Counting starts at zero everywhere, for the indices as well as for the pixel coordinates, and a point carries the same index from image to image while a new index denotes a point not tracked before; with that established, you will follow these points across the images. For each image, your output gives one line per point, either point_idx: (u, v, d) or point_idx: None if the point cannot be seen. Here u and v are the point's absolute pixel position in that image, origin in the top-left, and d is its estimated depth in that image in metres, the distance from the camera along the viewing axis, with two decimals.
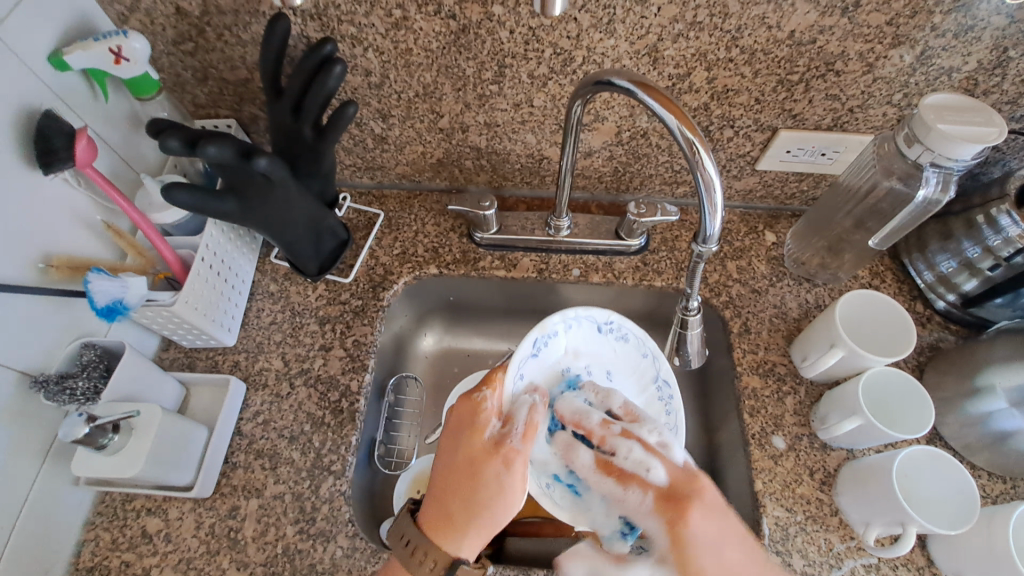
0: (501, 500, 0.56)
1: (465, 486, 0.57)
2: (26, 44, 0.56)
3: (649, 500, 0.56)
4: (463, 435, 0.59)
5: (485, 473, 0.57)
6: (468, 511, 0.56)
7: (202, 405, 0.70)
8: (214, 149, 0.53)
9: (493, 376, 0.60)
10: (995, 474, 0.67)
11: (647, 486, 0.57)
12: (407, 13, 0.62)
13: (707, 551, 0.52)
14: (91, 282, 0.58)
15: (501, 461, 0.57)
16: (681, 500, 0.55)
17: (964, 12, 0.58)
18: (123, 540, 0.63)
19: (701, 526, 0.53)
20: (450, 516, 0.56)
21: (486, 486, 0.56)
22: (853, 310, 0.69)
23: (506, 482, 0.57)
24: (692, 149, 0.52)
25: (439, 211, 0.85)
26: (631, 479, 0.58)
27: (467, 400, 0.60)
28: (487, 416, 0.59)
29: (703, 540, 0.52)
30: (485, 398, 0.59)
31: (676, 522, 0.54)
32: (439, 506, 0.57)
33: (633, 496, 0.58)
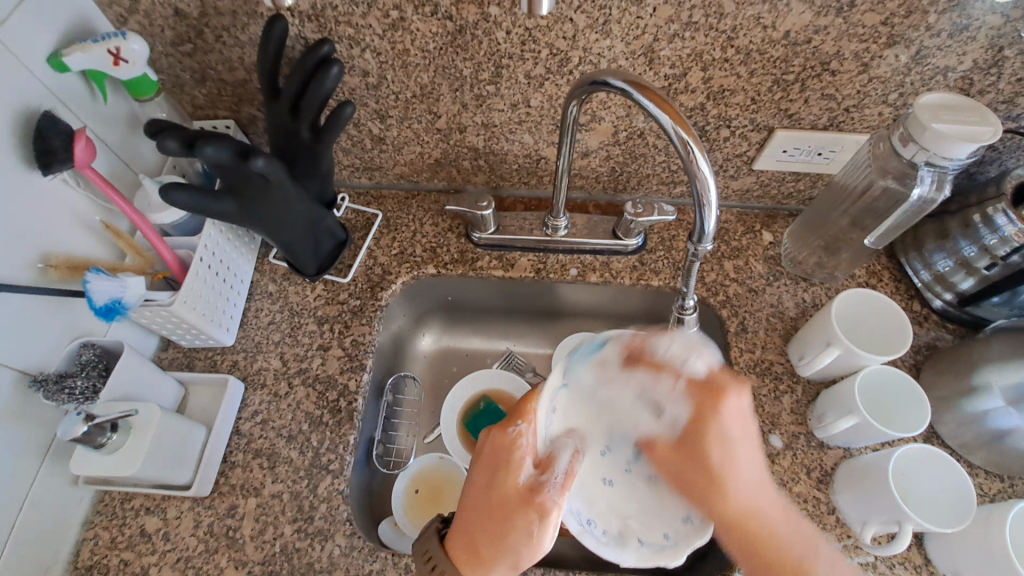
0: (530, 551, 0.50)
1: (493, 527, 0.51)
2: (25, 46, 0.56)
3: (682, 382, 0.56)
4: (496, 471, 0.53)
5: (515, 518, 0.50)
6: (493, 552, 0.51)
7: (201, 404, 0.70)
8: (211, 149, 0.53)
9: (527, 408, 0.53)
10: (992, 473, 0.67)
11: (681, 372, 0.56)
12: (404, 15, 0.62)
13: (724, 447, 0.55)
14: (89, 282, 0.58)
15: (534, 511, 0.50)
16: (714, 392, 0.55)
17: (958, 12, 0.58)
18: (122, 539, 0.64)
19: (730, 416, 0.55)
20: (475, 554, 0.51)
21: (515, 533, 0.50)
22: (849, 309, 0.70)
23: (537, 536, 0.50)
24: (686, 149, 0.52)
25: (438, 211, 0.86)
26: (665, 367, 0.56)
27: (501, 432, 0.53)
28: (522, 454, 0.52)
29: (730, 431, 0.55)
30: (520, 434, 0.53)
31: (708, 407, 0.55)
32: (465, 538, 0.52)
33: (664, 381, 0.56)
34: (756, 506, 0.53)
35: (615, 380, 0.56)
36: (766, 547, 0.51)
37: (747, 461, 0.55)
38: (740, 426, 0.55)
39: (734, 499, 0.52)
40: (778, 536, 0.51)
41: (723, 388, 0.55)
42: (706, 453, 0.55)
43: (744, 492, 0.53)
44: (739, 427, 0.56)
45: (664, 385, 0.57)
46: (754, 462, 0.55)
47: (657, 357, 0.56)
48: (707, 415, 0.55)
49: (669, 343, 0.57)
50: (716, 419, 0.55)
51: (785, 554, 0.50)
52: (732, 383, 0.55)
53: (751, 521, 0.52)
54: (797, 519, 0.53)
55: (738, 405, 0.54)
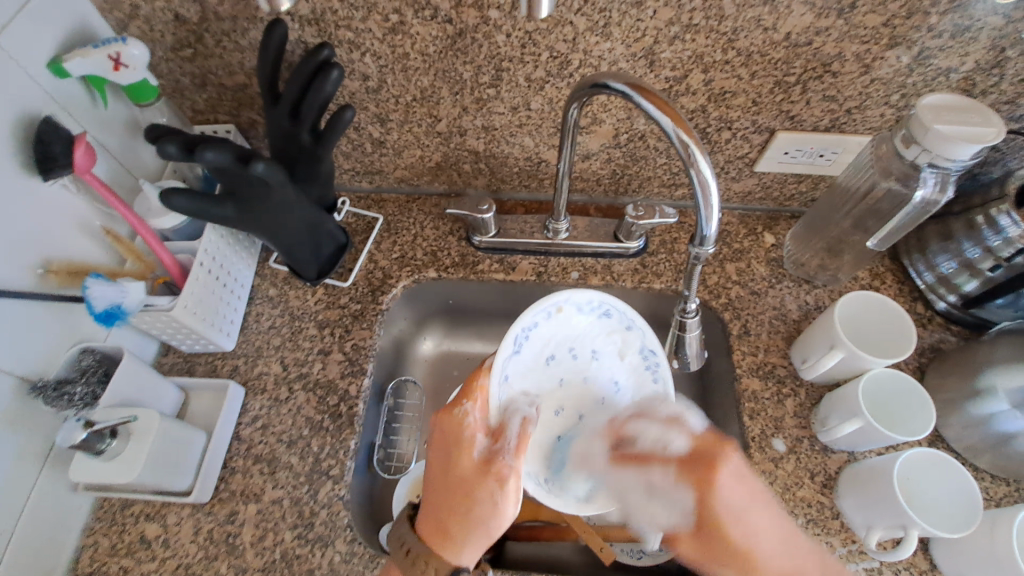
0: (498, 519, 0.56)
1: (457, 504, 0.56)
2: (25, 50, 0.56)
3: (671, 471, 0.59)
4: (451, 452, 0.59)
5: (476, 492, 0.57)
6: (464, 528, 0.56)
7: (201, 410, 0.70)
8: (212, 154, 0.53)
9: (473, 388, 0.59)
10: (999, 476, 0.66)
11: (666, 459, 0.60)
12: (404, 18, 0.62)
13: (736, 517, 0.57)
14: (89, 289, 0.58)
15: (495, 481, 0.57)
16: (706, 463, 0.57)
17: (960, 13, 0.58)
18: (122, 546, 0.63)
19: (729, 490, 0.57)
20: (445, 532, 0.55)
21: (479, 506, 0.56)
22: (853, 312, 0.69)
23: (500, 503, 0.56)
24: (688, 152, 0.52)
25: (438, 214, 0.86)
26: (653, 459, 0.60)
27: (449, 416, 0.59)
28: (474, 432, 0.58)
29: (736, 506, 0.57)
30: (467, 413, 0.58)
31: (707, 483, 0.57)
32: (434, 520, 0.57)
33: (654, 472, 0.60)
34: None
35: (608, 478, 0.63)
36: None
37: (764, 527, 0.57)
38: (748, 494, 0.57)
39: (764, 564, 0.56)
40: (806, 573, 0.55)
41: (714, 456, 0.57)
42: (728, 536, 0.57)
43: (764, 557, 0.56)
44: (743, 496, 0.57)
45: (658, 475, 0.60)
46: (773, 526, 0.57)
47: (638, 453, 0.62)
48: (704, 492, 0.57)
49: (652, 428, 0.62)
50: (715, 499, 0.57)
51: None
52: (719, 450, 0.57)
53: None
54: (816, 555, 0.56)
55: (734, 472, 0.57)
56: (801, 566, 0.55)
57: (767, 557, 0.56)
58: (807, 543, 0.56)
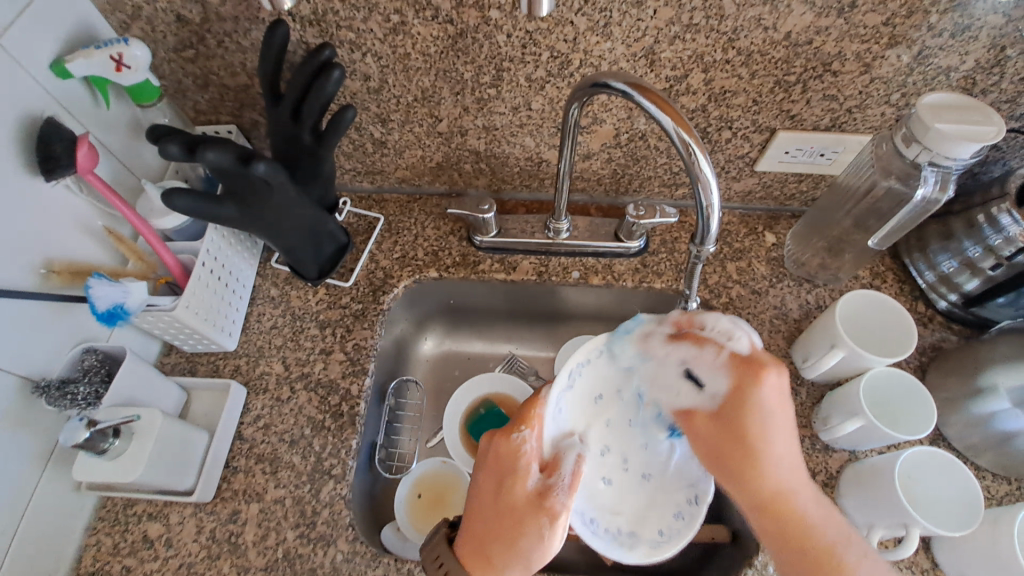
0: (544, 556, 0.50)
1: (504, 534, 0.51)
2: (27, 52, 0.56)
3: (724, 354, 0.53)
4: (503, 477, 0.52)
5: (526, 525, 0.50)
6: (506, 560, 0.50)
7: (203, 409, 0.70)
8: (213, 154, 0.53)
9: (531, 412, 0.52)
10: (1000, 475, 0.66)
11: (725, 347, 0.53)
12: (405, 19, 0.62)
13: (763, 415, 0.51)
14: (92, 288, 0.58)
15: (545, 516, 0.50)
16: (755, 365, 0.51)
17: (960, 12, 0.58)
18: (124, 545, 0.63)
19: (771, 388, 0.51)
20: (487, 558, 0.50)
21: (527, 539, 0.50)
22: (853, 311, 0.69)
23: (548, 540, 0.50)
24: (688, 151, 0.52)
25: (439, 215, 0.86)
26: (706, 339, 0.54)
27: (505, 439, 0.52)
28: (528, 459, 0.52)
29: (767, 406, 0.51)
30: (525, 439, 0.52)
31: (747, 381, 0.51)
32: (476, 545, 0.51)
33: (707, 351, 0.54)
34: (778, 479, 0.51)
35: (657, 352, 0.56)
36: (789, 524, 0.50)
37: (786, 442, 0.52)
38: (783, 398, 0.52)
39: (767, 476, 0.51)
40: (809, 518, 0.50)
41: (764, 363, 0.51)
42: (745, 431, 0.51)
43: (783, 471, 0.51)
44: (777, 405, 0.52)
45: (706, 356, 0.54)
46: (791, 440, 0.52)
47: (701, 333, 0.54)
48: (745, 389, 0.51)
49: (716, 321, 0.54)
50: (755, 393, 0.51)
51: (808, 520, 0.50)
52: (772, 360, 0.51)
53: (784, 501, 0.50)
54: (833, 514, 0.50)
55: (778, 383, 0.51)
56: (835, 532, 0.50)
57: (772, 471, 0.51)
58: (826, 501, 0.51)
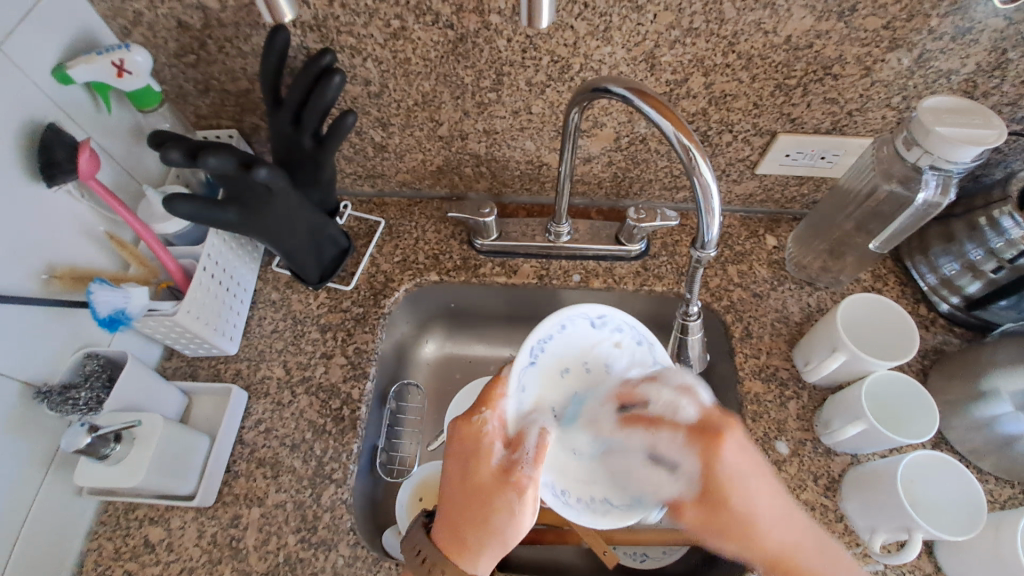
0: (517, 529, 0.52)
1: (474, 513, 0.53)
2: (30, 58, 0.57)
3: (681, 435, 0.54)
4: (467, 459, 0.54)
5: (495, 502, 0.52)
6: (481, 536, 0.52)
7: (204, 414, 0.70)
8: (215, 160, 0.53)
9: (493, 393, 0.54)
10: (1002, 479, 0.66)
11: (675, 423, 0.54)
12: (406, 24, 0.62)
13: (738, 480, 0.53)
14: (93, 293, 0.59)
15: (513, 490, 0.52)
16: (712, 434, 0.52)
17: (961, 15, 0.58)
18: (126, 550, 0.63)
19: (734, 455, 0.52)
20: (462, 539, 0.52)
21: (497, 515, 0.52)
22: (855, 314, 0.69)
23: (520, 514, 0.52)
24: (688, 156, 0.52)
25: (440, 218, 0.86)
26: (660, 420, 0.55)
27: (466, 423, 0.54)
28: (491, 439, 0.54)
29: (737, 469, 0.53)
30: (485, 420, 0.54)
31: (707, 454, 0.53)
32: (451, 528, 0.53)
33: (662, 435, 0.55)
34: (777, 542, 0.52)
35: (610, 436, 0.58)
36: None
37: (767, 497, 0.53)
38: (752, 461, 0.53)
39: (766, 537, 0.52)
40: (800, 556, 0.52)
41: (718, 429, 0.52)
42: (728, 504, 0.53)
43: (780, 532, 0.53)
44: (748, 463, 0.53)
45: (664, 439, 0.55)
46: (772, 492, 0.54)
47: (648, 412, 0.56)
48: (711, 462, 0.52)
49: (660, 393, 0.56)
50: (719, 465, 0.52)
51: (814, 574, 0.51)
52: (725, 426, 0.52)
53: (790, 558, 0.52)
54: (823, 543, 0.53)
55: (737, 446, 0.52)
56: (820, 559, 0.52)
57: (767, 536, 0.53)
58: (817, 535, 0.53)
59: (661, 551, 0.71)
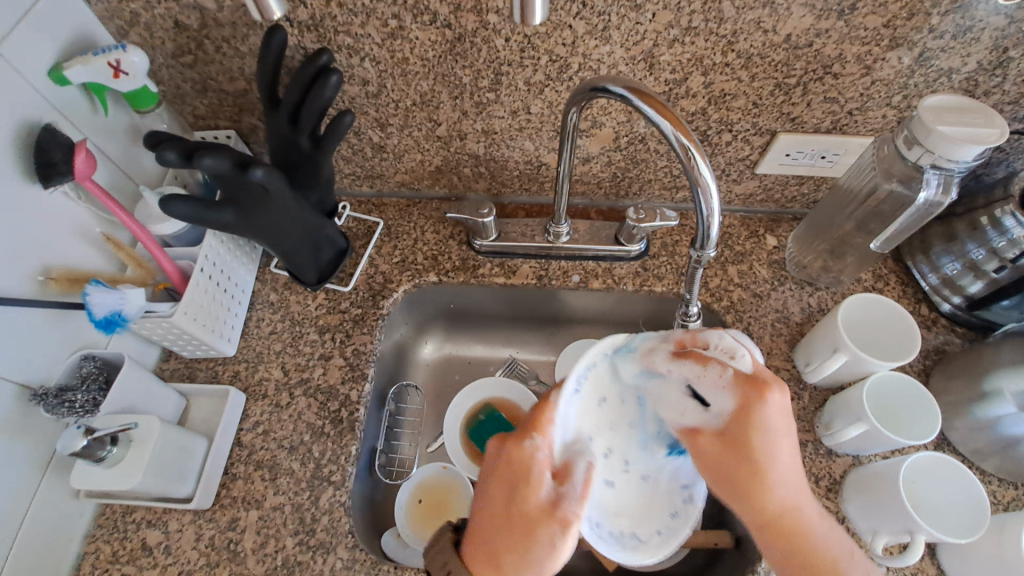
0: (552, 565, 0.47)
1: (514, 540, 0.47)
2: (26, 59, 0.56)
3: (729, 373, 0.50)
4: (514, 484, 0.48)
5: (537, 533, 0.47)
6: (517, 570, 0.47)
7: (202, 415, 0.70)
8: (211, 160, 0.53)
9: (543, 418, 0.49)
10: (1006, 480, 0.65)
11: (726, 364, 0.50)
12: (403, 23, 0.62)
13: (768, 434, 0.49)
14: (89, 295, 0.58)
15: (559, 525, 0.46)
16: (759, 385, 0.49)
17: (962, 13, 0.57)
18: (123, 553, 0.63)
19: (780, 405, 0.49)
20: (496, 568, 0.47)
21: (538, 547, 0.47)
22: (855, 315, 0.69)
23: (560, 552, 0.46)
24: (687, 155, 0.52)
25: (439, 219, 0.85)
26: (713, 358, 0.51)
27: (516, 446, 0.48)
28: (540, 467, 0.48)
29: (774, 424, 0.49)
30: (536, 447, 0.48)
31: (751, 399, 0.49)
32: (485, 551, 0.48)
33: (711, 370, 0.50)
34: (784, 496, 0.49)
35: (662, 370, 0.52)
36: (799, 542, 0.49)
37: (782, 453, 0.49)
38: (785, 423, 0.49)
39: (770, 495, 0.49)
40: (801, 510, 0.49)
41: (767, 383, 0.49)
42: (751, 447, 0.49)
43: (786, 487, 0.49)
44: (780, 421, 0.49)
45: (709, 376, 0.50)
46: (793, 457, 0.50)
47: (704, 354, 0.51)
48: (752, 402, 0.49)
49: (720, 339, 0.51)
50: (762, 411, 0.49)
51: (812, 537, 0.49)
52: (776, 381, 0.49)
53: (788, 518, 0.49)
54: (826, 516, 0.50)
55: (782, 402, 0.49)
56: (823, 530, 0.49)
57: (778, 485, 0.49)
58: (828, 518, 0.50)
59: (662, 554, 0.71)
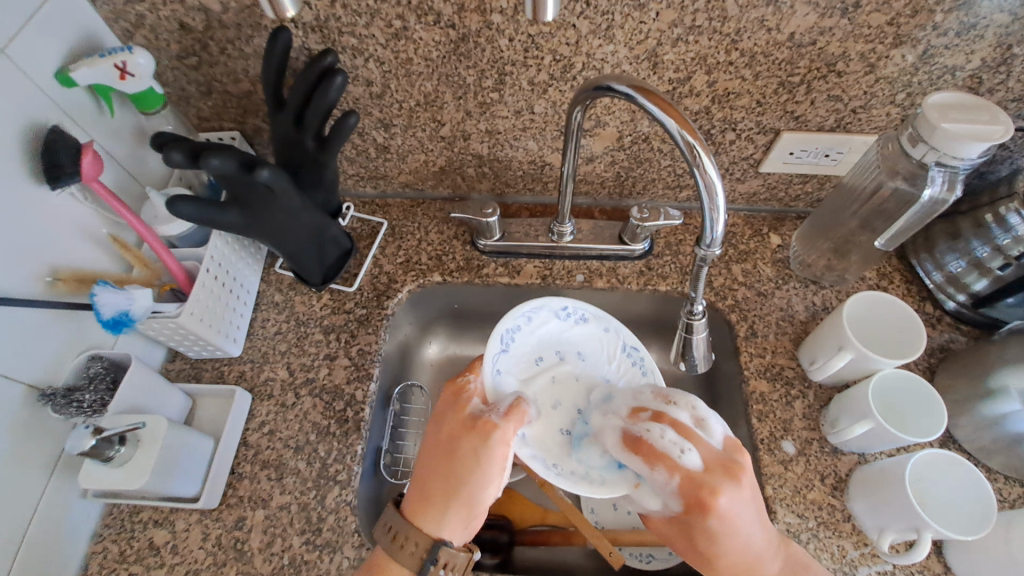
0: (476, 476, 0.56)
1: (442, 465, 0.57)
2: (34, 62, 0.57)
3: (675, 479, 0.53)
4: (445, 415, 0.60)
5: (460, 449, 0.57)
6: (444, 490, 0.57)
7: (208, 415, 0.70)
8: (217, 161, 0.53)
9: (478, 361, 0.63)
10: (1012, 478, 0.65)
11: (675, 465, 0.53)
12: (408, 23, 0.62)
13: (731, 527, 0.52)
14: (97, 295, 0.58)
15: (478, 437, 0.57)
16: (707, 485, 0.52)
17: (965, 11, 0.57)
18: (131, 552, 0.63)
19: (726, 507, 0.52)
20: (426, 494, 0.57)
21: (461, 463, 0.57)
22: (859, 312, 0.69)
23: (481, 459, 0.56)
24: (692, 153, 0.52)
25: (443, 219, 0.86)
26: (659, 458, 0.54)
27: (451, 383, 0.62)
28: (471, 396, 0.61)
29: (730, 517, 0.52)
30: (468, 381, 0.62)
31: (702, 500, 0.52)
32: (421, 483, 0.58)
33: (658, 475, 0.54)
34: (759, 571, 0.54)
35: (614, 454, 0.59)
36: None
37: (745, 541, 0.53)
38: (741, 511, 0.52)
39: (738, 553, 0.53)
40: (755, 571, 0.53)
41: (714, 484, 0.52)
42: (699, 541, 0.53)
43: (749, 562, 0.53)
44: (741, 511, 0.52)
45: (658, 479, 0.54)
46: (756, 525, 0.53)
47: (650, 445, 0.55)
48: (699, 511, 0.52)
49: (662, 434, 0.55)
50: (714, 510, 0.51)
51: None
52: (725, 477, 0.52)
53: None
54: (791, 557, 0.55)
55: (734, 495, 0.52)
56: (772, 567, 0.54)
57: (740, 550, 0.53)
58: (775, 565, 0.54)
59: (667, 552, 0.71)
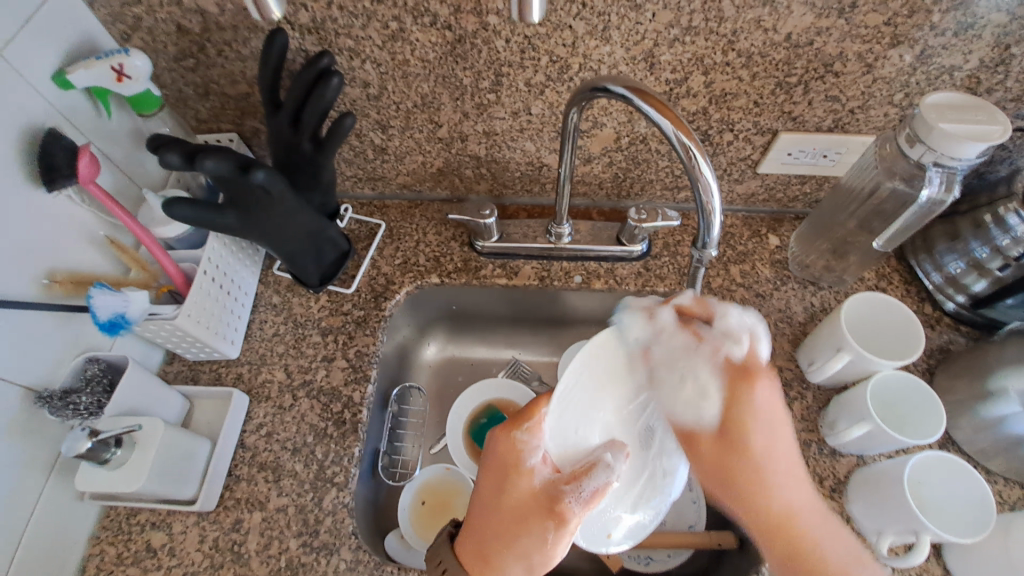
0: (542, 557, 0.51)
1: (506, 531, 0.52)
2: (31, 64, 0.57)
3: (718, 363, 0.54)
4: (506, 474, 0.54)
5: (530, 522, 0.52)
6: (504, 555, 0.51)
7: (206, 417, 0.70)
8: (212, 163, 0.53)
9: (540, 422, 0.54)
10: (1013, 480, 0.65)
11: (719, 350, 0.54)
12: (404, 25, 0.62)
13: (764, 426, 0.52)
14: (94, 297, 0.58)
15: (553, 520, 0.51)
16: (749, 373, 0.53)
17: (962, 10, 0.57)
18: (128, 555, 0.63)
19: (764, 397, 0.53)
20: (485, 558, 0.52)
21: (529, 536, 0.52)
22: (858, 314, 0.68)
23: (551, 543, 0.51)
24: (688, 154, 0.52)
25: (441, 220, 0.86)
26: (705, 347, 0.55)
27: (510, 440, 0.55)
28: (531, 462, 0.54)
29: (766, 415, 0.52)
30: (526, 442, 0.54)
31: (741, 393, 0.53)
32: (478, 541, 0.53)
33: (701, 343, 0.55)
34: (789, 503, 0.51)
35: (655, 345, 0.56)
36: (793, 543, 0.50)
37: (783, 490, 0.51)
38: (770, 401, 0.53)
39: (775, 494, 0.51)
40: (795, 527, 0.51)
41: (756, 371, 0.53)
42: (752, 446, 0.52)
43: (783, 489, 0.51)
44: (773, 409, 0.53)
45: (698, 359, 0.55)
46: (789, 440, 0.52)
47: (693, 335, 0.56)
48: (740, 398, 0.53)
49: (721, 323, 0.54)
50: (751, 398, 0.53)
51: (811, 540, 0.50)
52: (764, 369, 0.53)
53: (794, 519, 0.51)
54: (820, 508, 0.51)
55: (770, 391, 0.53)
56: (819, 532, 0.50)
57: (784, 492, 0.51)
58: (802, 496, 0.51)
59: (667, 554, 0.71)
